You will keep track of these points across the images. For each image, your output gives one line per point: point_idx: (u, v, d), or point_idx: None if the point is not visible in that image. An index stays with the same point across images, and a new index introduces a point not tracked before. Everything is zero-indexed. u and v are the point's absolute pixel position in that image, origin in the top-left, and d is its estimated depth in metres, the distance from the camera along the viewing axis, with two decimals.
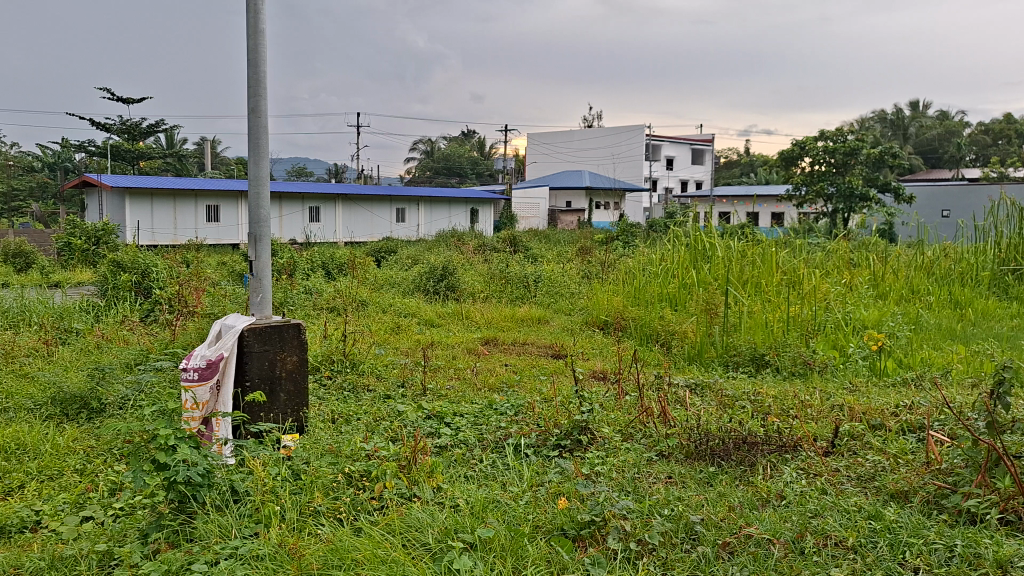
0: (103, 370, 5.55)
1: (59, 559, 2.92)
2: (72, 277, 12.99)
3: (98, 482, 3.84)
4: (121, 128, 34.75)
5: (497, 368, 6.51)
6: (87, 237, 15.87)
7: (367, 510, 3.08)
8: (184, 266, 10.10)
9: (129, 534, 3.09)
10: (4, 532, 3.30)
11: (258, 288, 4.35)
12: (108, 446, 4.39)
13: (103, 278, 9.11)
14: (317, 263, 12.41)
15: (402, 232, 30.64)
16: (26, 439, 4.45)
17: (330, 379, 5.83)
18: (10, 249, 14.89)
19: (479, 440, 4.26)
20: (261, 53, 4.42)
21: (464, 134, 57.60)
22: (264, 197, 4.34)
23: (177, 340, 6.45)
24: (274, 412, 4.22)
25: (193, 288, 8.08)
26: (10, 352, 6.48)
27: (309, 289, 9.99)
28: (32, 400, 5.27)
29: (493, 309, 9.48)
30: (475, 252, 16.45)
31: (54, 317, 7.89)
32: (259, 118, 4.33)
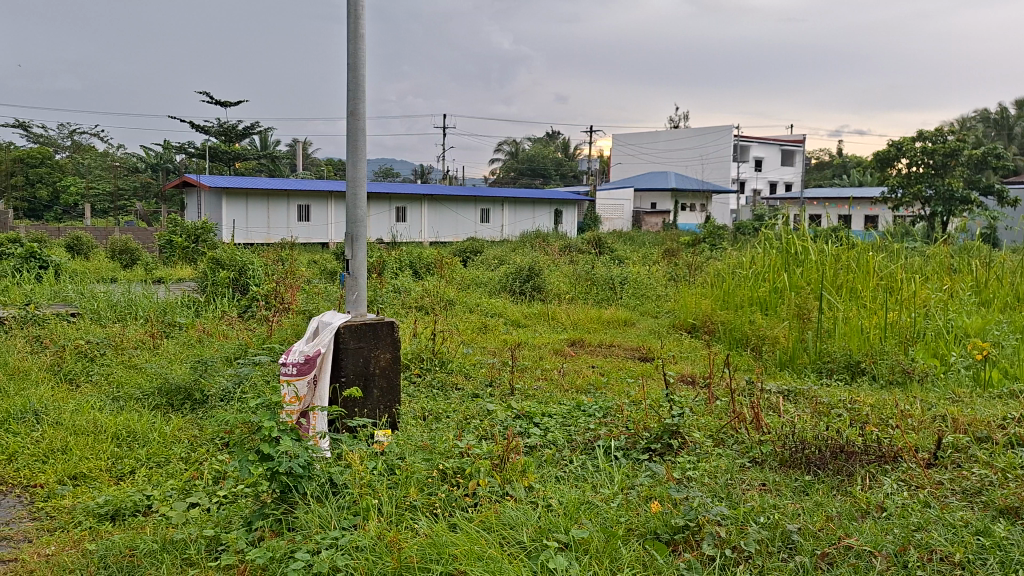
0: (205, 363, 5.78)
1: (170, 543, 3.07)
2: (172, 273, 13.57)
3: (204, 470, 4.01)
4: (218, 129, 36.08)
5: (584, 369, 6.53)
6: (187, 235, 16.51)
7: (462, 507, 3.12)
8: (280, 264, 10.42)
9: (234, 521, 3.22)
10: (119, 515, 3.49)
11: (353, 286, 4.45)
12: (211, 435, 4.58)
13: (203, 274, 9.49)
14: (405, 262, 12.62)
15: (487, 232, 30.90)
16: (135, 426, 4.68)
17: (419, 376, 5.94)
18: (116, 247, 15.62)
19: (568, 440, 4.28)
20: (360, 57, 4.54)
21: (548, 136, 57.69)
22: (360, 198, 4.45)
23: (274, 335, 6.67)
24: (368, 408, 4.31)
25: (288, 284, 8.33)
26: (120, 344, 6.80)
27: (397, 288, 10.16)
28: (141, 390, 5.53)
29: (579, 310, 9.49)
30: (560, 253, 16.44)
31: (158, 311, 8.25)
32: (357, 120, 4.45)
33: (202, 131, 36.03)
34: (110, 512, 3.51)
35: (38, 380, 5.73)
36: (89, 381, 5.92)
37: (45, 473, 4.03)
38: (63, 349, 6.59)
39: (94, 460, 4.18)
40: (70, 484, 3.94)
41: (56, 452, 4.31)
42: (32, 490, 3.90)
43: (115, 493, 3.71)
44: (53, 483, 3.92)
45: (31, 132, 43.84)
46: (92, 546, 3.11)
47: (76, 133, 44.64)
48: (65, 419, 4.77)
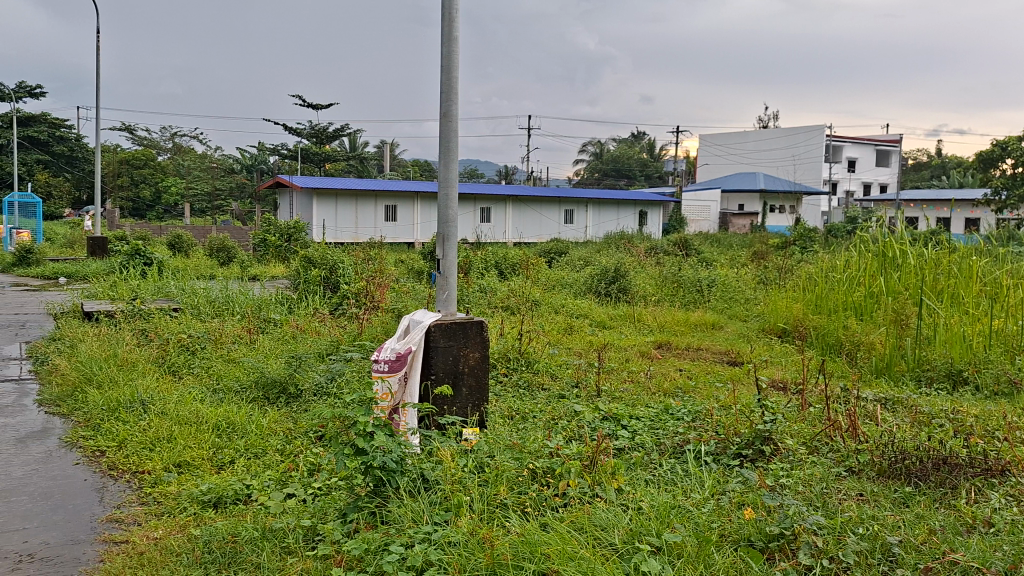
0: (299, 358, 5.96)
1: (270, 531, 3.18)
2: (267, 271, 14.03)
3: (299, 462, 4.12)
4: (310, 132, 37.12)
5: (672, 372, 6.46)
6: (281, 234, 17.03)
7: (552, 507, 3.13)
8: (370, 262, 10.64)
9: (329, 512, 3.31)
10: (221, 503, 3.64)
11: (444, 285, 4.51)
12: (306, 429, 4.72)
13: (297, 273, 9.79)
14: (491, 262, 12.73)
15: (571, 233, 30.87)
16: (234, 418, 4.86)
17: (506, 376, 5.99)
18: (214, 245, 16.21)
19: (657, 444, 4.25)
20: (454, 60, 4.61)
21: (633, 137, 57.28)
22: (452, 198, 4.51)
23: (365, 333, 6.82)
24: (457, 405, 4.36)
25: (377, 283, 8.46)
26: (219, 338, 7.07)
27: (484, 288, 10.23)
28: (239, 383, 5.74)
29: (665, 312, 9.37)
30: (646, 254, 16.29)
31: (254, 307, 8.53)
32: (450, 122, 4.52)
33: (295, 133, 37.12)
34: (213, 500, 3.65)
35: (145, 370, 6.02)
36: (191, 373, 6.17)
37: (152, 460, 4.23)
38: (167, 342, 6.89)
39: (197, 449, 4.36)
40: (175, 471, 4.13)
41: (161, 440, 4.51)
42: (140, 476, 4.11)
43: (217, 481, 3.86)
44: (159, 469, 4.12)
45: (136, 134, 46.02)
46: (198, 531, 3.24)
47: (177, 136, 46.65)
48: (170, 408, 4.99)
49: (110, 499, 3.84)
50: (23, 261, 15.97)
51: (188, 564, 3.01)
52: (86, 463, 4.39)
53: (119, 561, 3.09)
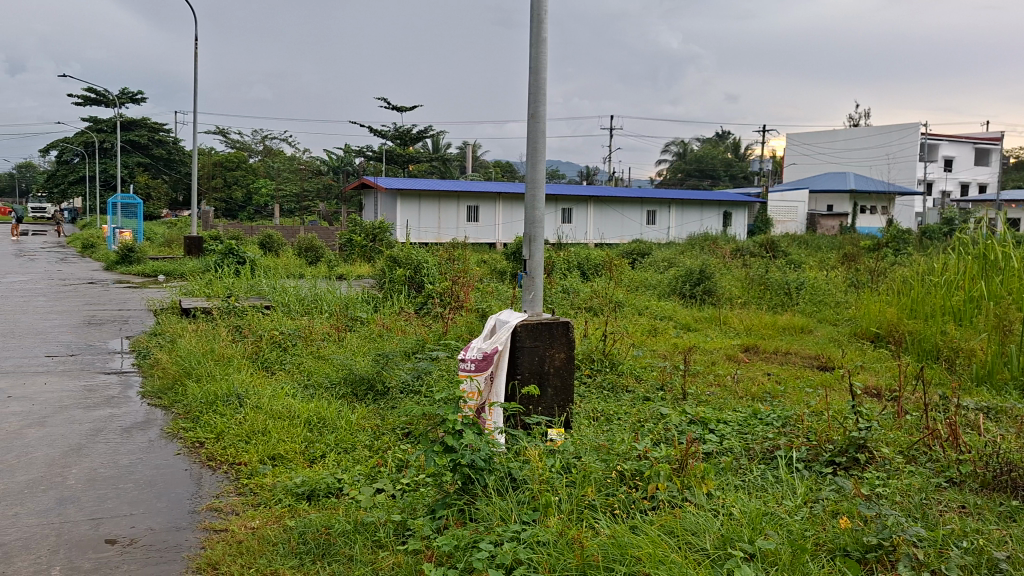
0: (386, 357, 6.07)
1: (361, 524, 3.25)
2: (353, 270, 14.39)
3: (387, 458, 4.21)
4: (395, 133, 37.76)
5: (759, 376, 6.34)
6: (366, 234, 17.42)
7: (640, 510, 3.12)
8: (454, 261, 10.74)
9: (418, 508, 3.36)
10: (314, 495, 3.74)
11: (530, 286, 4.52)
12: (393, 426, 4.82)
13: (383, 272, 10.01)
14: (573, 263, 12.74)
15: (653, 235, 30.59)
16: (325, 413, 4.99)
17: (590, 377, 5.98)
18: (303, 245, 16.70)
19: (745, 449, 4.19)
20: (543, 60, 4.64)
21: (717, 136, 56.41)
22: (539, 198, 4.52)
23: (450, 332, 6.89)
24: (543, 405, 4.37)
25: (462, 282, 8.50)
26: (309, 335, 7.27)
27: (567, 288, 10.24)
28: (329, 379, 5.90)
29: (752, 315, 9.21)
30: (732, 256, 16.05)
31: (341, 305, 8.73)
32: (538, 122, 4.54)
33: (380, 135, 37.84)
34: (306, 492, 3.76)
35: (240, 365, 6.23)
36: (283, 369, 6.36)
37: (247, 452, 4.39)
38: (260, 339, 7.11)
39: (289, 442, 4.49)
40: (270, 464, 4.26)
41: (257, 433, 4.67)
42: (237, 467, 4.27)
43: (311, 474, 3.97)
44: (255, 461, 4.26)
45: (229, 137, 47.71)
46: (292, 522, 3.35)
47: (268, 139, 48.16)
48: (264, 402, 5.15)
49: (209, 488, 3.99)
50: (126, 260, 16.77)
51: (284, 554, 3.11)
52: (186, 454, 4.57)
53: (220, 549, 3.20)
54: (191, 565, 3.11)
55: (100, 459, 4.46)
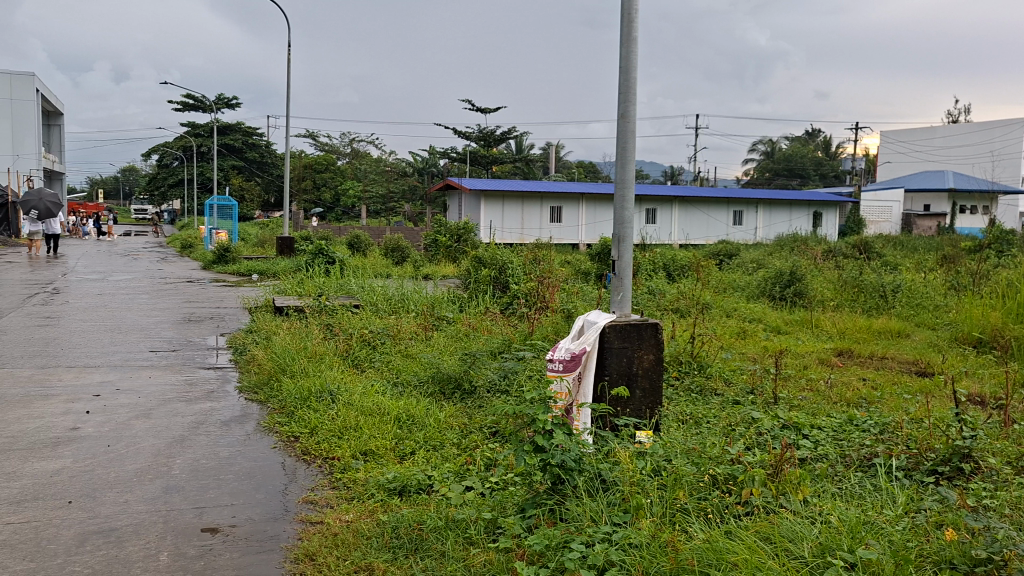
0: (473, 356, 6.13)
1: (452, 521, 3.29)
2: (438, 270, 14.57)
3: (475, 456, 4.25)
4: (479, 134, 38.21)
5: (854, 381, 6.14)
6: (451, 235, 17.60)
7: (733, 515, 3.07)
8: (539, 261, 10.74)
9: (507, 506, 3.38)
10: (405, 491, 3.80)
11: (619, 287, 4.50)
12: (480, 425, 4.87)
13: (468, 272, 10.11)
14: (659, 263, 12.62)
15: (740, 236, 30.01)
16: (414, 410, 5.08)
17: (678, 379, 5.91)
18: (390, 245, 16.98)
19: (841, 456, 4.07)
20: (633, 61, 4.64)
21: (807, 135, 55.00)
22: (628, 199, 4.49)
23: (536, 332, 6.91)
24: (631, 407, 4.34)
25: (548, 282, 8.51)
26: (397, 334, 7.39)
27: (653, 289, 10.13)
28: (418, 377, 5.98)
29: (846, 318, 8.94)
30: (824, 257, 15.62)
31: (428, 305, 8.85)
32: (628, 122, 4.52)
33: (464, 137, 38.26)
34: (398, 488, 3.83)
35: (332, 363, 6.38)
36: (372, 367, 6.49)
37: (341, 448, 4.49)
38: (350, 337, 7.26)
39: (380, 439, 4.58)
40: (362, 459, 4.36)
41: (349, 429, 4.77)
42: (330, 462, 4.38)
43: (402, 471, 4.05)
44: (348, 456, 4.37)
45: (319, 141, 48.95)
46: (385, 517, 3.42)
47: (356, 141, 49.21)
48: (355, 399, 5.27)
49: (304, 481, 4.11)
50: (221, 259, 17.39)
51: (377, 547, 3.18)
52: (282, 448, 4.71)
53: (316, 540, 3.29)
54: (289, 556, 3.20)
55: (202, 451, 4.63)
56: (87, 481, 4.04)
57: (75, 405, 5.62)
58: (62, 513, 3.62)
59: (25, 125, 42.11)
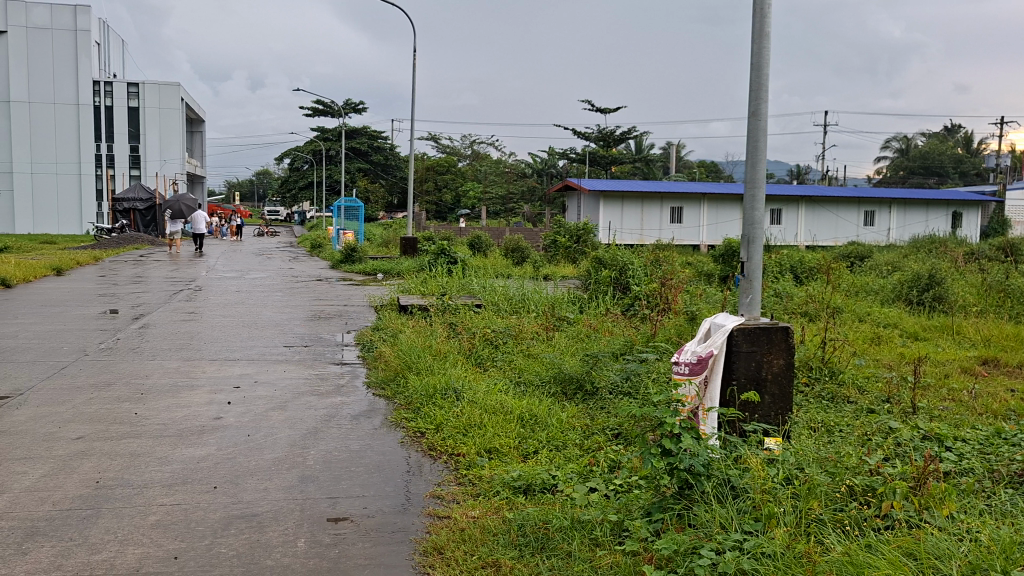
0: (596, 357, 6.11)
1: (578, 522, 3.29)
2: (557, 271, 14.59)
3: (599, 457, 4.23)
4: (599, 135, 38.27)
5: (1001, 392, 5.76)
6: (571, 235, 17.61)
7: (872, 528, 2.96)
8: (660, 262, 10.60)
9: (633, 508, 3.35)
10: (530, 490, 3.83)
11: (748, 289, 4.39)
12: (603, 426, 4.86)
13: (589, 273, 10.08)
14: (785, 266, 12.26)
15: (870, 236, 28.80)
16: (537, 410, 5.11)
17: (807, 385, 5.71)
18: (510, 245, 17.13)
19: (988, 470, 3.83)
20: (765, 57, 4.53)
21: (946, 131, 52.09)
22: (759, 198, 4.39)
23: (658, 334, 6.84)
24: (760, 413, 4.21)
25: (671, 285, 8.41)
26: (519, 334, 7.45)
27: (779, 292, 9.80)
28: (540, 377, 6.02)
29: (991, 325, 8.41)
30: (966, 260, 14.75)
31: (548, 305, 8.89)
32: (758, 120, 4.40)
33: (584, 137, 38.54)
34: (523, 487, 3.86)
35: (456, 361, 6.50)
36: (495, 366, 6.57)
37: (466, 445, 4.57)
38: (474, 335, 7.37)
39: (504, 437, 4.63)
40: (487, 456, 4.43)
41: (474, 427, 4.85)
42: (456, 458, 4.46)
43: (526, 469, 4.08)
44: (473, 453, 4.44)
45: (441, 144, 50.10)
46: (511, 514, 3.45)
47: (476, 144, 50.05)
48: (479, 397, 5.34)
49: (430, 476, 4.21)
50: (348, 259, 18.01)
51: (504, 544, 3.22)
52: (409, 443, 4.84)
53: (443, 534, 3.37)
54: (417, 548, 3.28)
55: (334, 443, 4.82)
56: (230, 468, 4.27)
57: (218, 395, 5.95)
58: (208, 497, 3.84)
59: (171, 132, 44.56)
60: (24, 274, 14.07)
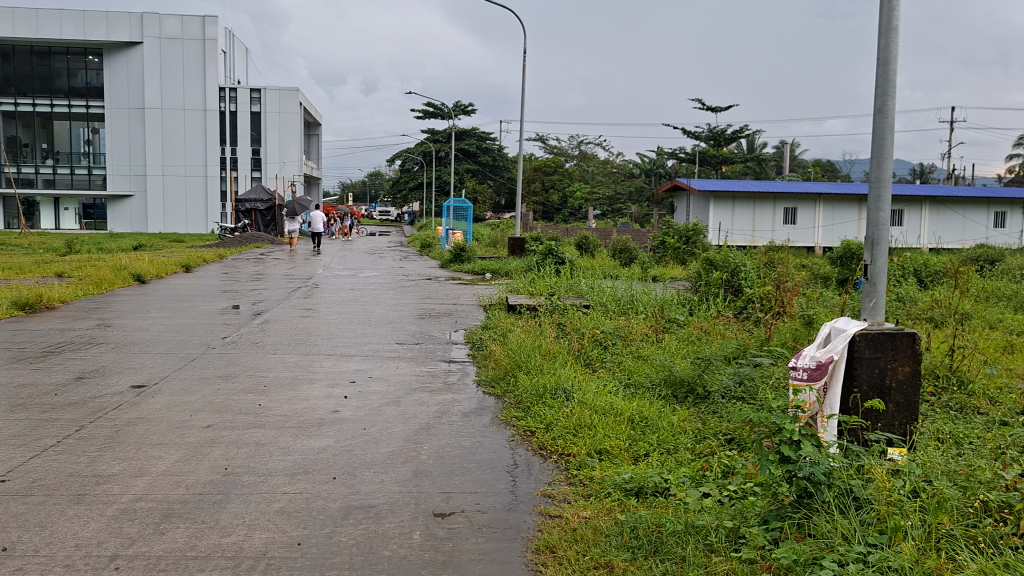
0: (708, 360, 6.02)
1: (692, 526, 3.24)
2: (666, 272, 14.41)
3: (712, 463, 4.16)
4: (709, 134, 37.59)
5: None
6: (680, 236, 17.39)
7: (1009, 547, 2.80)
8: (775, 264, 10.30)
9: (749, 516, 3.27)
10: (642, 493, 3.80)
11: (872, 293, 4.22)
12: (715, 431, 4.77)
13: (699, 275, 9.89)
14: (908, 269, 11.76)
15: (1001, 239, 27.25)
16: (647, 412, 5.07)
17: (934, 395, 5.45)
18: (618, 247, 17.04)
19: None
20: (892, 52, 4.36)
21: None
22: (885, 199, 4.24)
23: (773, 338, 6.67)
24: (883, 423, 4.04)
25: (788, 288, 8.18)
26: (628, 334, 7.41)
27: (901, 297, 9.41)
28: (650, 379, 5.97)
29: None
30: None
31: (657, 307, 8.80)
32: (885, 118, 4.24)
33: (694, 136, 38.01)
34: (635, 489, 3.84)
35: (565, 361, 6.53)
36: (604, 367, 6.57)
37: (576, 445, 4.58)
38: (583, 336, 7.37)
39: (614, 439, 4.61)
40: (598, 457, 4.43)
41: (584, 427, 4.85)
42: (566, 459, 4.49)
43: (638, 472, 4.05)
44: (584, 453, 4.45)
45: (549, 144, 50.32)
46: (624, 516, 3.44)
47: (584, 144, 50.03)
48: (589, 398, 5.33)
49: (541, 475, 4.24)
50: (457, 259, 18.30)
51: (617, 546, 3.21)
52: (519, 441, 4.89)
53: (556, 533, 3.39)
54: (530, 545, 3.31)
55: (447, 439, 4.91)
56: (348, 460, 4.41)
57: (335, 389, 6.15)
58: (328, 487, 3.98)
59: (290, 136, 46.74)
60: (156, 271, 14.95)
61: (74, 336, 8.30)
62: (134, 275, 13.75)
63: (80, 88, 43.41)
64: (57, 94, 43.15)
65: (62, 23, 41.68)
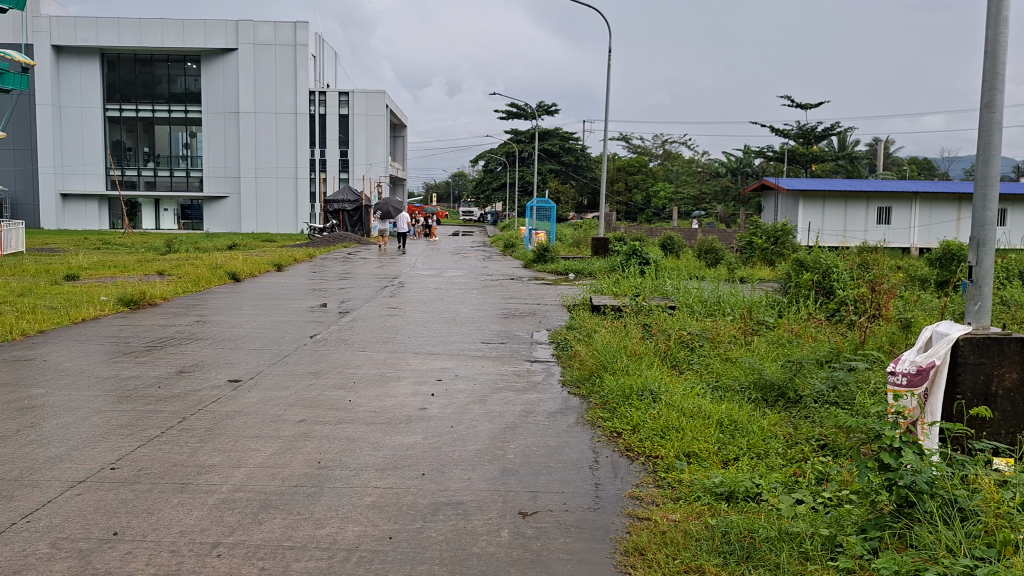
0: (800, 364, 5.87)
1: (785, 532, 3.16)
2: (754, 273, 14.13)
3: (805, 468, 4.05)
4: (798, 133, 36.59)
5: None
6: (768, 237, 17.03)
7: None
8: (869, 265, 9.97)
9: (846, 524, 3.17)
10: (732, 497, 3.73)
11: (976, 296, 4.08)
12: (807, 436, 4.65)
13: (789, 276, 9.64)
14: (1013, 271, 11.24)
15: None
16: (737, 415, 4.97)
17: None
18: (703, 247, 16.78)
19: None
20: (1001, 44, 4.16)
21: None
22: (991, 197, 4.06)
23: (868, 342, 6.46)
24: (989, 431, 3.87)
25: (884, 290, 7.91)
26: (716, 336, 7.30)
27: (1006, 301, 9.00)
28: (739, 382, 5.86)
29: None
30: None
31: (745, 309, 8.64)
32: (994, 113, 4.06)
33: (783, 134, 37.08)
34: (726, 493, 3.77)
35: (652, 362, 6.48)
36: (691, 369, 6.48)
37: (664, 447, 4.54)
38: (669, 337, 7.29)
39: (703, 442, 4.54)
40: (686, 460, 4.37)
41: (671, 429, 4.80)
42: (654, 460, 4.45)
43: (728, 476, 3.98)
44: (672, 456, 4.40)
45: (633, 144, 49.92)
46: (714, 520, 3.38)
47: (668, 144, 49.41)
48: (677, 400, 5.27)
49: (629, 477, 4.21)
50: (540, 259, 18.32)
51: (708, 550, 3.16)
52: (605, 442, 4.87)
53: (645, 535, 3.36)
54: (619, 546, 3.30)
55: (533, 438, 4.93)
56: (437, 457, 4.48)
57: (421, 387, 6.24)
58: (418, 483, 4.04)
59: (376, 138, 47.66)
60: (250, 270, 15.45)
61: (175, 332, 8.63)
62: (230, 274, 14.21)
63: (179, 94, 45.15)
64: (159, 99, 45.03)
65: (163, 31, 43.43)
